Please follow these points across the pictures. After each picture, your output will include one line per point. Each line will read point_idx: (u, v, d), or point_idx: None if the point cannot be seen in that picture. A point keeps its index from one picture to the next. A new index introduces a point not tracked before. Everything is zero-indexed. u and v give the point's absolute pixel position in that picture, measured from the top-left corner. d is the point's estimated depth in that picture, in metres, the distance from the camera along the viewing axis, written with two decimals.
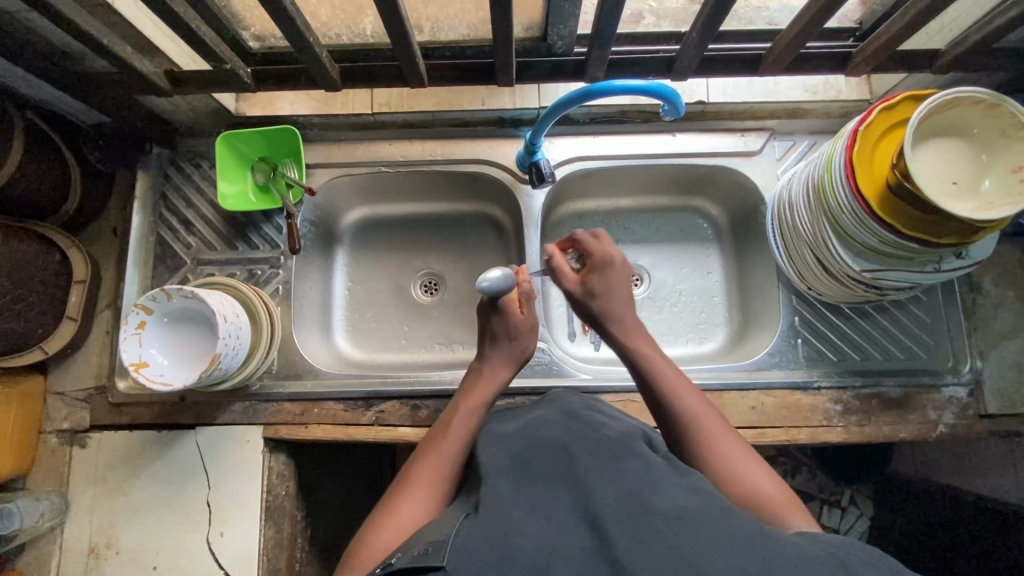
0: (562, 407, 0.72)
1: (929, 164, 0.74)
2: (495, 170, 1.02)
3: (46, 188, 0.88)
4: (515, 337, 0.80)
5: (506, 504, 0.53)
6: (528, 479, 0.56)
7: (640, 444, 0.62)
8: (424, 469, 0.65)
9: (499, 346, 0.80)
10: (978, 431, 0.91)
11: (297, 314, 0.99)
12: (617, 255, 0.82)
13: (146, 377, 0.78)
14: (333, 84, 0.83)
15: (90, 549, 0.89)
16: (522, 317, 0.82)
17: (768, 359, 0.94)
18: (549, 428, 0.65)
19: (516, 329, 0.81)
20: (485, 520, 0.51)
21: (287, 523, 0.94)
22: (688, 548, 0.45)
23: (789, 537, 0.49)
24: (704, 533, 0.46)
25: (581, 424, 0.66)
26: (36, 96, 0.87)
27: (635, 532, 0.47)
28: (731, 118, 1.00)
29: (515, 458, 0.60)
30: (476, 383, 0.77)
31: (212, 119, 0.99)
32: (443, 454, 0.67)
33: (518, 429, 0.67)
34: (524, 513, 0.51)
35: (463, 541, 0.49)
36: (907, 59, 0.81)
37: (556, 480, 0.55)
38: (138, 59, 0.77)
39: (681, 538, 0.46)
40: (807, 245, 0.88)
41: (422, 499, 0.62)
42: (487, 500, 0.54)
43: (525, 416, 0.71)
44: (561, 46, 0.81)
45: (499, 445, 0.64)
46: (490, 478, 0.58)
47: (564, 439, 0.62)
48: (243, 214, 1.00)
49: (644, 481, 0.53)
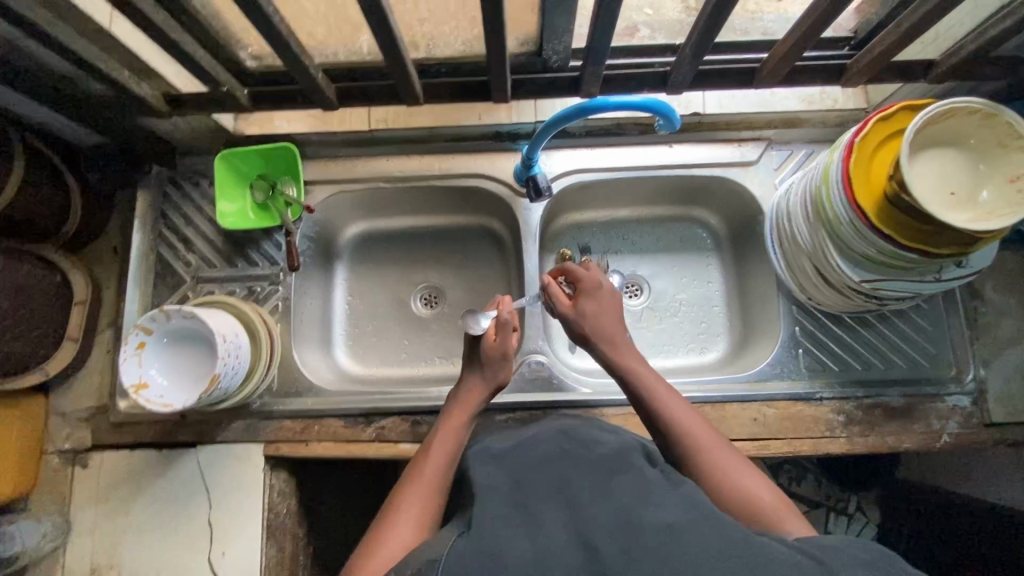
0: (557, 428, 0.72)
1: (926, 175, 0.73)
2: (494, 183, 1.02)
3: (47, 209, 0.89)
4: (487, 364, 0.78)
5: (500, 521, 0.53)
6: (522, 496, 0.56)
7: (635, 461, 0.62)
8: (411, 494, 0.65)
9: (474, 371, 0.78)
10: (983, 441, 0.90)
11: (296, 331, 0.99)
12: (605, 281, 0.81)
13: (146, 400, 0.79)
14: (329, 103, 0.84)
15: (92, 569, 0.89)
16: (493, 346, 0.78)
17: (769, 370, 0.94)
18: (544, 448, 0.65)
19: (485, 357, 0.78)
20: (479, 538, 0.51)
21: (288, 540, 0.94)
22: (678, 560, 0.46)
23: (776, 544, 0.50)
24: (695, 546, 0.47)
25: (575, 444, 0.66)
26: (36, 118, 0.88)
27: (627, 546, 0.47)
28: (729, 129, 1.00)
29: (509, 476, 0.60)
30: (455, 403, 0.76)
31: (212, 137, 1.00)
32: (429, 478, 0.67)
33: (513, 448, 0.67)
34: (518, 529, 0.51)
35: (458, 557, 0.49)
36: (903, 69, 0.81)
37: (551, 497, 0.55)
38: (135, 81, 0.78)
39: (672, 550, 0.46)
40: (805, 255, 0.88)
41: (411, 524, 0.62)
42: (481, 516, 0.54)
43: (520, 436, 0.71)
44: (557, 60, 0.81)
45: (493, 463, 0.64)
46: (484, 495, 0.57)
47: (561, 459, 0.61)
48: (242, 232, 1.00)
49: (638, 497, 0.54)
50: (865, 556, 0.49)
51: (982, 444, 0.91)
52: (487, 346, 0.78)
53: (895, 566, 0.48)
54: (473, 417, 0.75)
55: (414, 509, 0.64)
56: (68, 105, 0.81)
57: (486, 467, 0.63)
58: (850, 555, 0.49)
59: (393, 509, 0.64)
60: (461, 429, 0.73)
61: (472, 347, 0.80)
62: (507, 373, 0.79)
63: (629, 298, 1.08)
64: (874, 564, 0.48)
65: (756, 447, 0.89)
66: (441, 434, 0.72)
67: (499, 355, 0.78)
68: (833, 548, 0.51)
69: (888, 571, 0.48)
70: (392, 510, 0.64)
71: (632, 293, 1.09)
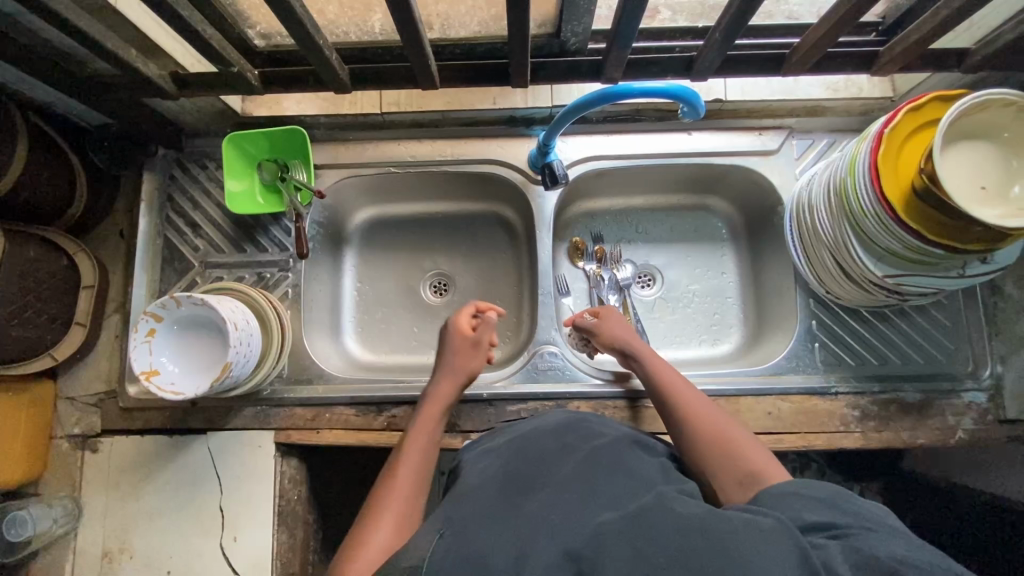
0: (563, 417, 0.74)
1: (959, 167, 0.71)
2: (508, 170, 1.00)
3: (52, 191, 0.87)
4: (456, 358, 0.84)
5: (488, 511, 0.55)
6: (514, 486, 0.59)
7: (625, 455, 0.64)
8: (393, 500, 0.66)
9: (446, 363, 0.84)
10: (997, 437, 0.89)
11: (307, 318, 0.98)
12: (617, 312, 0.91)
13: (157, 386, 0.78)
14: (342, 85, 0.81)
15: (103, 553, 0.89)
16: (467, 336, 0.86)
17: (784, 364, 0.93)
18: (540, 441, 0.67)
19: (454, 347, 0.85)
20: (467, 528, 0.53)
21: (300, 528, 0.94)
22: (648, 548, 0.47)
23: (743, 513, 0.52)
24: (670, 537, 0.48)
25: (575, 437, 0.68)
26: (37, 96, 0.85)
27: (601, 537, 0.49)
28: (749, 117, 0.98)
29: (509, 470, 0.62)
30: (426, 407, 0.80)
31: (219, 119, 0.97)
32: (406, 483, 0.69)
33: (512, 441, 0.69)
34: (503, 515, 0.54)
35: (440, 549, 0.51)
36: (938, 57, 0.78)
37: (543, 488, 0.57)
38: (142, 61, 0.75)
39: (641, 539, 0.48)
40: (827, 248, 0.86)
41: (395, 523, 0.64)
42: (474, 508, 0.56)
43: (522, 428, 0.73)
44: (575, 42, 0.78)
45: (490, 458, 0.67)
46: (479, 485, 0.60)
47: (558, 455, 0.63)
48: (251, 217, 0.98)
49: (620, 498, 0.55)
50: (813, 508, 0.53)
51: (996, 440, 0.90)
52: (461, 337, 0.86)
53: (834, 502, 0.54)
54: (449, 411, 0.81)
55: (394, 519, 0.64)
56: (73, 84, 0.79)
57: (486, 463, 0.65)
58: (797, 496, 0.56)
59: (375, 510, 0.65)
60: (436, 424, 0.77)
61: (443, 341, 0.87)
62: (478, 364, 0.86)
63: (641, 289, 1.07)
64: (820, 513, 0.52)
65: (770, 441, 0.89)
66: (420, 434, 0.76)
67: (472, 345, 0.86)
68: (780, 494, 0.57)
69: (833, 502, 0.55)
70: (373, 515, 0.64)
71: (645, 284, 1.08)
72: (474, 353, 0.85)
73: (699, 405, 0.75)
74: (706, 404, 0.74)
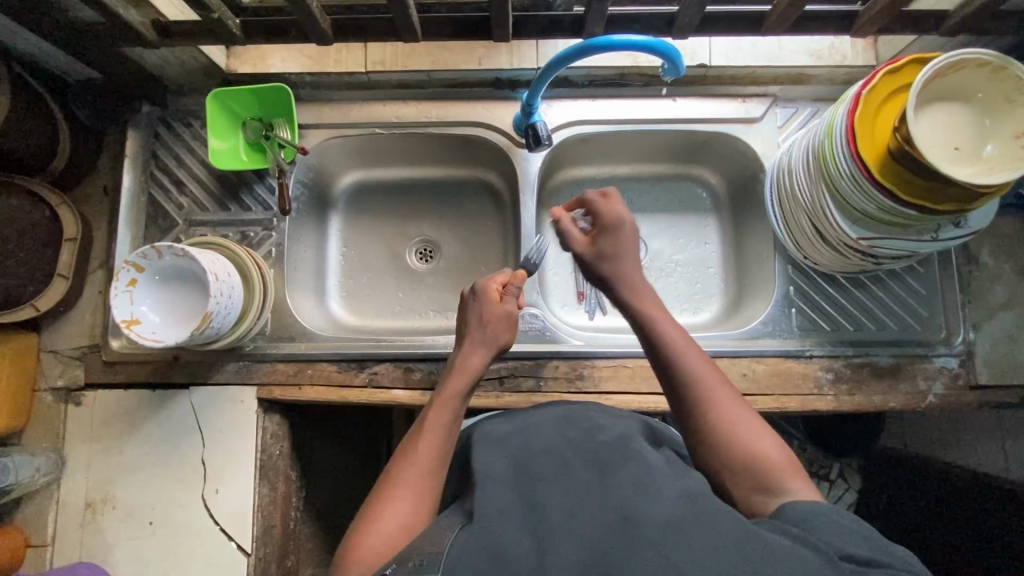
0: (559, 412, 0.72)
1: (930, 129, 0.72)
2: (495, 134, 1.00)
3: (34, 143, 0.87)
4: (489, 321, 0.78)
5: (501, 515, 0.52)
6: (526, 487, 0.56)
7: (636, 447, 0.61)
8: (410, 473, 0.63)
9: (475, 330, 0.77)
10: (967, 401, 0.91)
11: (290, 277, 0.98)
12: (627, 218, 0.79)
13: (139, 334, 0.79)
14: (324, 37, 0.80)
15: (87, 504, 0.90)
16: (498, 303, 0.79)
17: (761, 328, 0.94)
18: (543, 436, 0.65)
19: (488, 313, 0.78)
20: (481, 529, 0.51)
21: (280, 482, 0.95)
22: (681, 558, 0.45)
23: (778, 537, 0.49)
24: (693, 539, 0.46)
25: (577, 430, 0.66)
26: (19, 46, 0.85)
27: (630, 542, 0.47)
28: (733, 83, 0.98)
29: (512, 465, 0.60)
30: (453, 371, 0.74)
31: (204, 77, 0.97)
32: (424, 454, 0.65)
33: (509, 434, 0.67)
34: (523, 516, 0.52)
35: (461, 551, 0.49)
36: (916, 20, 0.79)
37: (553, 482, 0.55)
38: (124, 7, 0.75)
39: (673, 547, 0.46)
40: (805, 213, 0.87)
41: (408, 499, 0.61)
42: (484, 506, 0.53)
43: (518, 421, 0.71)
44: (562, 2, 0.79)
45: (493, 451, 0.64)
46: (484, 484, 0.57)
47: (559, 446, 0.62)
48: (235, 175, 0.99)
49: (639, 489, 0.53)
50: (856, 530, 0.50)
51: (967, 406, 0.92)
52: (492, 301, 0.79)
53: (884, 540, 0.50)
54: (476, 383, 0.74)
55: (408, 494, 0.61)
56: (53, 30, 0.79)
57: (490, 453, 0.63)
58: (842, 523, 0.51)
59: (391, 484, 0.63)
60: (458, 399, 0.70)
61: (471, 304, 0.80)
62: (510, 335, 0.79)
63: None
64: (869, 539, 0.50)
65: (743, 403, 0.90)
66: (438, 407, 0.69)
67: (504, 312, 0.79)
68: (826, 518, 0.52)
69: (882, 534, 0.51)
70: (387, 488, 0.62)
71: None
72: (493, 321, 0.78)
73: (712, 383, 0.64)
74: (718, 381, 0.64)
